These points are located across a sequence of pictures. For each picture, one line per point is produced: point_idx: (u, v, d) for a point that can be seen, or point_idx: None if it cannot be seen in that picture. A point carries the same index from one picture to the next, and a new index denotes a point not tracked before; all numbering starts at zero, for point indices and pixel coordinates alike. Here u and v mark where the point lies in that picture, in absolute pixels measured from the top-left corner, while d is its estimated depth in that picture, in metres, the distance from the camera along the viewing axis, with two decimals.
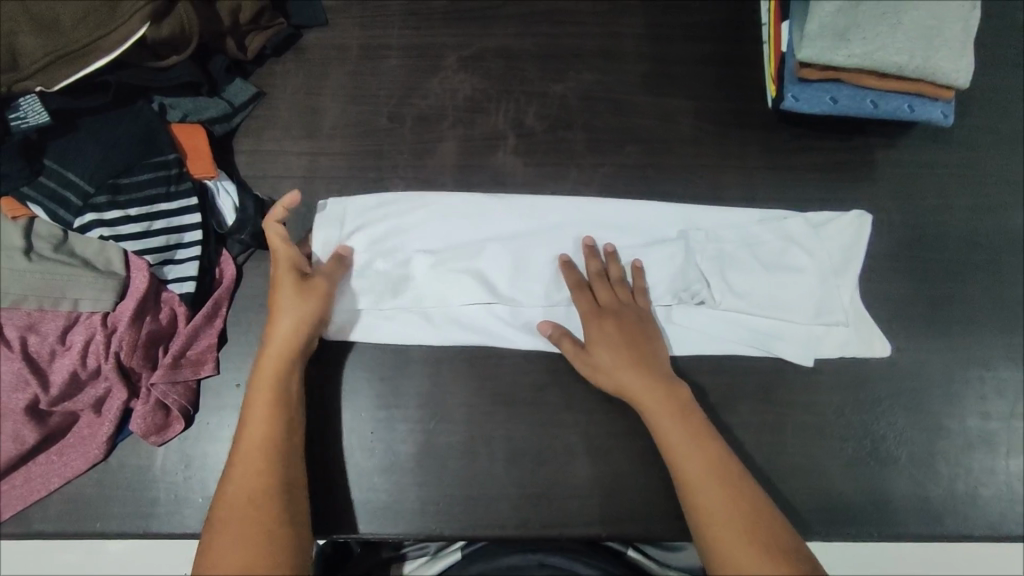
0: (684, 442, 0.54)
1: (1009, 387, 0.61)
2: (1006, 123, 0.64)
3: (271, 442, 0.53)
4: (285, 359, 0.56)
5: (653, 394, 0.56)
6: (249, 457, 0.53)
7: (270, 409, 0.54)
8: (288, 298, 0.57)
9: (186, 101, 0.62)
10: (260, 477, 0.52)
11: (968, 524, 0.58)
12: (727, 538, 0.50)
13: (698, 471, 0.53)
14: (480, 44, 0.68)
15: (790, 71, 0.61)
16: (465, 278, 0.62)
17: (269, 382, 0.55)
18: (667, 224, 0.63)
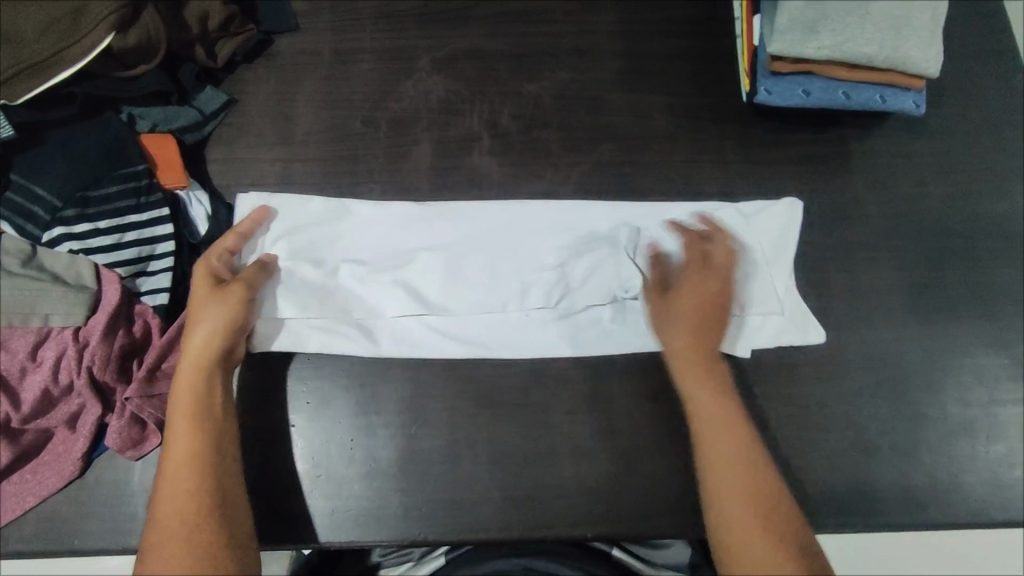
0: (718, 420, 0.53)
1: (989, 373, 0.60)
2: (976, 113, 0.66)
3: (194, 463, 0.49)
4: (200, 371, 0.52)
5: (707, 367, 0.55)
6: (172, 481, 0.49)
7: (189, 426, 0.51)
8: (201, 307, 0.54)
9: (155, 111, 0.61)
10: (185, 503, 0.48)
11: (951, 513, 0.56)
12: (744, 527, 0.49)
13: (726, 451, 0.52)
14: (453, 46, 0.67)
15: (762, 64, 0.62)
16: (398, 287, 0.60)
17: (188, 399, 0.52)
18: (599, 222, 0.62)
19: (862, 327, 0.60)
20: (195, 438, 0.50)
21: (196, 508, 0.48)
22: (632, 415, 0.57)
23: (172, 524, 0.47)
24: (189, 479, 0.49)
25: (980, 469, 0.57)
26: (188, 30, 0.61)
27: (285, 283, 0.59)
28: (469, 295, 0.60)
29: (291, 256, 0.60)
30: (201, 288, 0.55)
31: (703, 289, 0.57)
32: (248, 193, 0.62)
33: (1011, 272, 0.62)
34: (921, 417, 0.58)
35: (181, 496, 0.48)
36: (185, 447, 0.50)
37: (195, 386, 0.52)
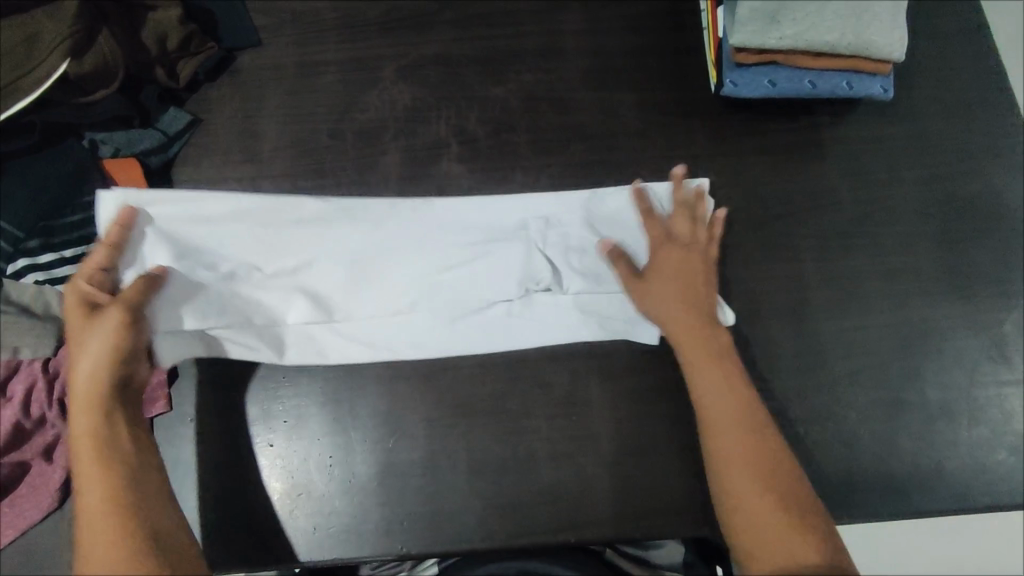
0: (716, 388, 0.53)
1: (968, 356, 0.59)
2: (946, 94, 0.65)
3: (105, 502, 0.48)
4: (91, 409, 0.50)
5: (704, 346, 0.55)
6: (89, 530, 0.47)
7: (93, 468, 0.49)
8: (83, 340, 0.52)
9: (117, 135, 0.60)
10: (105, 544, 0.47)
11: (935, 499, 0.56)
12: (753, 502, 0.49)
13: (727, 418, 0.52)
14: (417, 53, 0.67)
15: (726, 57, 0.62)
16: (303, 292, 0.60)
17: (86, 439, 0.50)
18: (507, 216, 0.61)
19: (839, 316, 0.60)
20: (102, 477, 0.49)
21: (119, 545, 0.46)
22: (611, 417, 0.57)
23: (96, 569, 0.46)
24: (105, 518, 0.47)
25: (962, 453, 0.57)
26: (147, 51, 0.61)
27: (176, 289, 0.57)
28: (373, 298, 0.60)
29: (182, 262, 0.57)
30: (77, 322, 0.52)
31: (685, 259, 0.58)
32: (106, 192, 0.56)
33: (988, 254, 0.62)
34: (901, 403, 0.58)
35: (101, 538, 0.47)
36: (93, 488, 0.48)
37: (89, 426, 0.50)
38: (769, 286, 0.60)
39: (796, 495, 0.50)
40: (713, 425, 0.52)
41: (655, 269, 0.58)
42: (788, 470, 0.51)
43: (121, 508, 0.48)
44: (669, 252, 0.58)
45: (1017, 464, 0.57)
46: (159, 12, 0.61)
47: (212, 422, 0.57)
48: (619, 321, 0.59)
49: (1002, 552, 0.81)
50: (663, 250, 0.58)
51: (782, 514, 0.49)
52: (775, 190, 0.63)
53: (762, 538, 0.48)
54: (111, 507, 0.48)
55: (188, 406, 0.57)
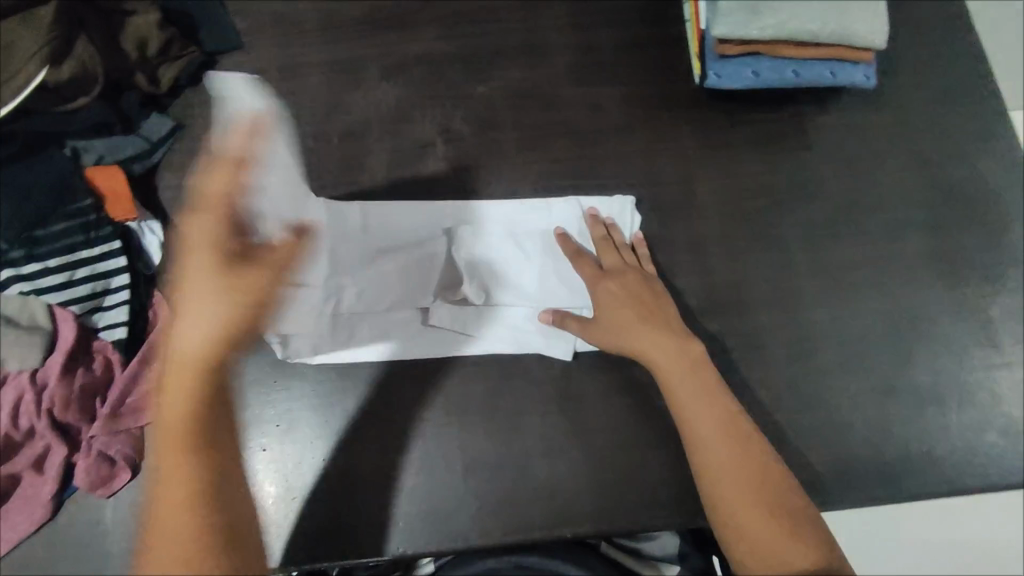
0: (693, 397, 0.53)
1: (957, 341, 0.60)
2: (929, 81, 0.66)
3: (188, 473, 0.48)
4: (190, 376, 0.48)
5: (674, 365, 0.54)
6: (178, 481, 0.47)
7: (177, 441, 0.48)
8: (212, 289, 0.48)
9: (100, 143, 0.59)
10: (180, 519, 0.47)
11: (928, 484, 0.56)
12: (743, 516, 0.49)
13: (707, 424, 0.52)
14: (401, 52, 0.66)
15: (709, 48, 0.62)
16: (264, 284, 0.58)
17: (178, 407, 0.48)
18: (432, 224, 0.62)
19: (828, 304, 0.60)
20: (183, 451, 0.48)
21: (194, 526, 0.47)
22: (605, 411, 0.57)
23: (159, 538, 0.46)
24: (187, 493, 0.47)
25: (953, 437, 0.57)
26: (127, 58, 0.61)
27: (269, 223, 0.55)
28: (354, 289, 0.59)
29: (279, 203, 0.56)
30: (199, 271, 0.48)
31: (632, 290, 0.57)
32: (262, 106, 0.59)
33: (974, 237, 0.62)
34: (891, 388, 0.58)
35: (176, 506, 0.47)
36: (179, 453, 0.48)
37: (187, 397, 0.48)
38: (758, 276, 0.61)
39: (783, 498, 0.49)
40: (693, 445, 0.52)
41: (600, 308, 0.58)
42: (774, 477, 0.50)
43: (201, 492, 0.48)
44: (613, 284, 0.58)
45: (1009, 446, 0.57)
46: (138, 18, 0.61)
47: None
48: (531, 334, 0.59)
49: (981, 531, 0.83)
50: (603, 285, 0.58)
51: (771, 521, 0.48)
52: (762, 180, 0.63)
53: (761, 551, 0.47)
54: (196, 481, 0.48)
55: None
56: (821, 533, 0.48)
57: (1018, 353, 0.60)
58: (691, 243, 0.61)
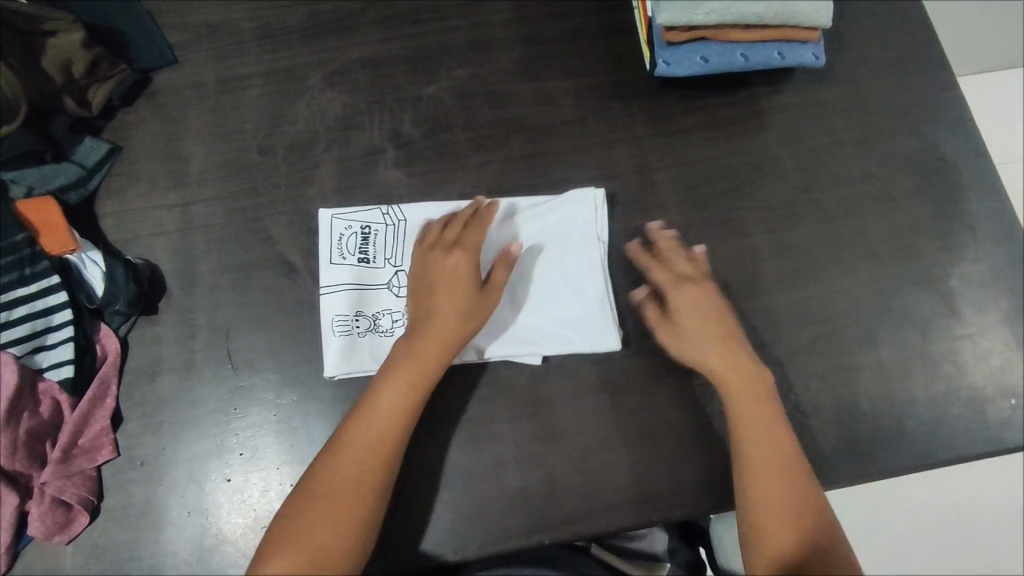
0: (755, 411, 0.53)
1: (919, 314, 0.60)
2: (876, 54, 0.66)
3: (369, 466, 0.49)
4: (416, 381, 0.52)
5: (742, 378, 0.54)
6: (350, 454, 0.50)
7: (387, 438, 0.50)
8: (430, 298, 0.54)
9: (29, 173, 0.55)
10: (337, 507, 0.48)
11: (898, 459, 0.56)
12: (774, 525, 0.50)
13: (762, 435, 0.52)
14: (343, 57, 0.64)
15: (657, 36, 0.61)
16: (331, 297, 0.57)
17: (398, 402, 0.51)
18: None
19: (791, 286, 0.60)
20: (373, 452, 0.50)
21: (351, 522, 0.48)
22: (575, 413, 0.56)
23: (310, 516, 0.48)
24: (363, 485, 0.49)
25: (921, 411, 0.57)
26: (51, 81, 0.57)
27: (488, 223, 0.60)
28: None
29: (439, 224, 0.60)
30: (446, 293, 0.54)
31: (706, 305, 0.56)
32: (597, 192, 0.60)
33: (929, 210, 0.62)
34: (858, 366, 0.58)
35: (344, 491, 0.49)
36: (365, 441, 0.50)
37: (411, 390, 0.52)
38: (720, 262, 0.60)
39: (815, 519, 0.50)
40: (743, 436, 0.53)
41: (678, 308, 0.56)
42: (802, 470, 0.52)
43: (371, 494, 0.49)
44: (687, 295, 0.56)
45: (974, 415, 0.58)
46: (59, 37, 0.57)
47: (164, 461, 0.55)
48: (523, 338, 0.57)
49: (913, 503, 0.92)
50: (680, 293, 0.56)
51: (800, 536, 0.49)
52: (718, 166, 0.63)
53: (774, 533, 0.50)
54: (367, 481, 0.49)
55: (137, 448, 0.55)
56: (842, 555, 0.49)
57: (980, 322, 0.60)
58: (651, 235, 0.61)
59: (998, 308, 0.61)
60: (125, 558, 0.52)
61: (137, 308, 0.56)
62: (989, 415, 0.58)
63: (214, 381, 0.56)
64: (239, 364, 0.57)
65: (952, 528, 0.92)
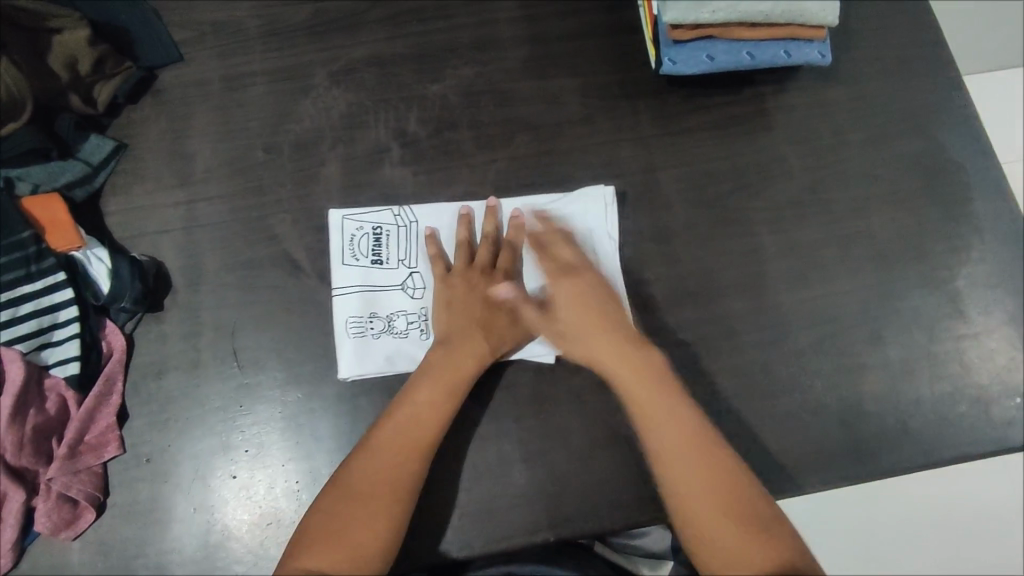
0: (657, 405, 0.51)
1: (925, 314, 0.60)
2: (883, 54, 0.66)
3: (402, 468, 0.50)
4: (451, 388, 0.53)
5: (635, 366, 0.53)
6: (381, 456, 0.50)
7: (420, 441, 0.51)
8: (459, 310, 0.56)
9: (35, 170, 0.56)
10: (371, 508, 0.48)
11: (902, 458, 0.56)
12: (710, 523, 0.47)
13: (671, 430, 0.50)
14: (349, 55, 0.64)
15: (663, 34, 0.61)
16: (345, 299, 0.57)
17: (432, 406, 0.52)
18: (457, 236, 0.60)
19: (797, 286, 0.60)
20: (406, 453, 0.50)
21: (384, 524, 0.48)
22: (581, 412, 0.56)
23: (342, 517, 0.48)
24: (396, 486, 0.49)
25: (926, 410, 0.57)
26: (56, 78, 0.57)
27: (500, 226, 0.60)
28: None
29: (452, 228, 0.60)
30: (480, 311, 0.56)
31: (591, 291, 0.56)
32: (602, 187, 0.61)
33: (935, 209, 0.62)
34: (863, 366, 0.58)
35: (376, 492, 0.49)
36: (398, 444, 0.50)
37: (447, 396, 0.53)
38: (726, 261, 0.60)
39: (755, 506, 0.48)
40: (649, 434, 0.51)
41: (555, 299, 0.56)
42: (732, 464, 0.49)
43: (404, 497, 0.49)
44: (567, 282, 0.56)
45: (980, 415, 0.58)
46: (65, 35, 0.57)
47: (170, 458, 0.55)
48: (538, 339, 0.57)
49: (914, 504, 0.92)
50: (559, 281, 0.56)
51: (742, 529, 0.47)
52: (724, 165, 0.63)
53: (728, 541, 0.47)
54: (402, 484, 0.49)
55: (143, 445, 0.55)
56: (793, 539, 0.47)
57: (986, 322, 0.60)
58: (656, 234, 0.61)
59: (1003, 308, 0.61)
60: (130, 553, 0.53)
61: (143, 305, 0.57)
62: (995, 415, 0.58)
63: (220, 379, 0.56)
64: (245, 362, 0.57)
65: (953, 528, 0.92)
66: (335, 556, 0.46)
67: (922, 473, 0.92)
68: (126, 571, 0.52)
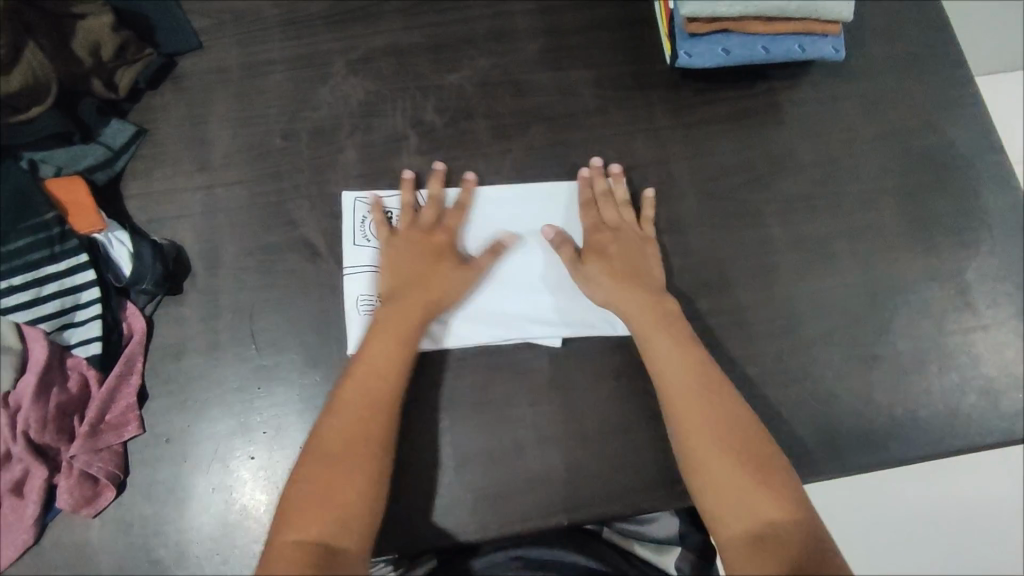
0: (674, 356, 0.54)
1: (935, 306, 0.61)
2: (895, 50, 0.66)
3: (369, 421, 0.51)
4: (403, 338, 0.54)
5: (656, 318, 0.56)
6: (343, 414, 0.51)
7: (379, 394, 0.52)
8: (408, 270, 0.57)
9: (59, 153, 0.57)
10: (349, 463, 0.49)
11: (912, 447, 0.57)
12: (716, 469, 0.50)
13: (683, 379, 0.53)
14: (367, 45, 0.65)
15: (679, 27, 0.61)
16: (354, 278, 0.59)
17: (387, 359, 0.53)
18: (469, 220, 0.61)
19: (808, 277, 0.61)
20: (369, 407, 0.51)
21: (365, 475, 0.49)
22: (595, 399, 0.57)
23: (324, 479, 0.49)
24: (367, 439, 0.50)
25: (934, 401, 0.58)
26: (80, 63, 0.58)
27: (507, 209, 0.61)
28: None
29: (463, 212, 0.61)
30: (426, 267, 0.57)
31: (620, 244, 0.59)
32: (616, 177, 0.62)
33: (945, 204, 0.63)
34: (873, 356, 0.59)
35: (345, 448, 0.50)
36: (360, 400, 0.52)
37: (400, 346, 0.54)
38: (739, 252, 0.61)
39: (761, 456, 0.51)
40: (665, 381, 0.54)
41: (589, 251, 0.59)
42: (743, 416, 0.52)
43: (372, 449, 0.50)
44: (604, 232, 0.59)
45: (988, 406, 0.59)
46: (89, 20, 0.58)
47: (189, 438, 0.56)
48: (543, 321, 0.58)
49: (913, 496, 0.92)
50: (596, 234, 0.59)
51: (745, 478, 0.50)
52: (737, 157, 0.63)
53: (737, 500, 0.49)
54: (370, 437, 0.50)
55: (163, 425, 0.56)
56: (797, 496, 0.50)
57: (994, 315, 0.61)
58: (670, 224, 0.61)
59: (1011, 301, 0.61)
60: (151, 531, 0.53)
61: (164, 288, 0.57)
62: (1002, 406, 0.59)
63: (239, 361, 0.57)
64: (264, 345, 0.58)
65: (952, 521, 0.92)
66: (321, 517, 0.47)
67: (922, 465, 0.93)
68: (146, 548, 0.53)
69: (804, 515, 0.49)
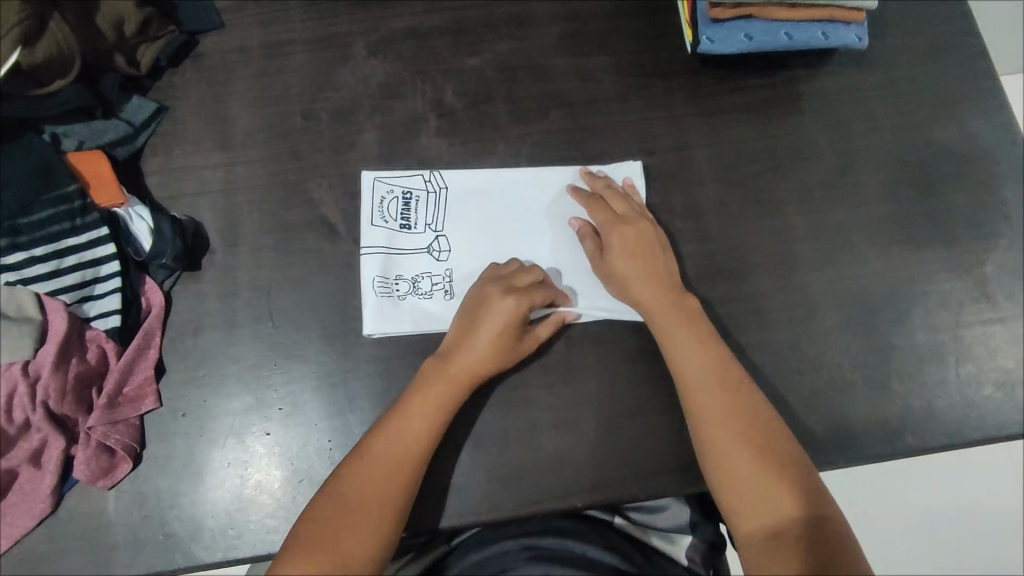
0: (691, 353, 0.54)
1: (953, 298, 0.60)
2: (917, 42, 0.66)
3: (392, 481, 0.50)
4: (442, 401, 0.53)
5: (674, 314, 0.55)
6: (364, 467, 0.50)
7: (406, 460, 0.51)
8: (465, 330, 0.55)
9: (79, 127, 0.56)
10: (358, 523, 0.48)
11: (929, 436, 0.57)
12: (735, 466, 0.50)
13: (702, 376, 0.53)
14: (388, 27, 0.65)
15: (701, 13, 0.61)
16: (371, 258, 0.59)
17: (426, 424, 0.52)
18: (486, 203, 0.61)
19: (826, 266, 0.60)
20: (394, 466, 0.50)
21: (375, 535, 0.48)
22: (611, 383, 0.57)
23: (333, 524, 0.48)
24: (384, 499, 0.49)
25: (952, 391, 0.58)
26: (103, 38, 0.58)
27: (524, 192, 0.61)
28: (473, 253, 0.60)
29: (480, 194, 0.61)
30: (485, 334, 0.54)
31: (640, 241, 0.57)
32: (632, 163, 0.62)
33: (965, 196, 0.63)
34: (890, 346, 0.59)
35: (358, 500, 0.49)
36: (388, 458, 0.51)
37: (439, 417, 0.52)
38: (756, 240, 0.61)
39: (781, 452, 0.51)
40: (685, 380, 0.54)
41: (611, 246, 0.58)
42: (762, 412, 0.52)
43: (387, 512, 0.49)
44: (624, 230, 0.58)
45: (1005, 398, 0.58)
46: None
47: (205, 414, 0.56)
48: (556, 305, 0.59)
49: (922, 491, 0.92)
50: (618, 230, 0.58)
51: (765, 474, 0.50)
52: (756, 145, 0.63)
53: (755, 497, 0.49)
54: (385, 497, 0.49)
55: (181, 400, 0.56)
56: (818, 491, 0.50)
57: (1012, 308, 0.61)
58: (688, 211, 0.61)
59: None
60: (169, 505, 0.54)
61: (182, 263, 0.57)
62: (1019, 398, 0.58)
63: (256, 338, 0.57)
64: (280, 322, 0.58)
65: (960, 518, 0.92)
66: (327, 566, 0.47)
67: (933, 461, 0.93)
68: (161, 520, 0.53)
69: (825, 510, 0.49)
